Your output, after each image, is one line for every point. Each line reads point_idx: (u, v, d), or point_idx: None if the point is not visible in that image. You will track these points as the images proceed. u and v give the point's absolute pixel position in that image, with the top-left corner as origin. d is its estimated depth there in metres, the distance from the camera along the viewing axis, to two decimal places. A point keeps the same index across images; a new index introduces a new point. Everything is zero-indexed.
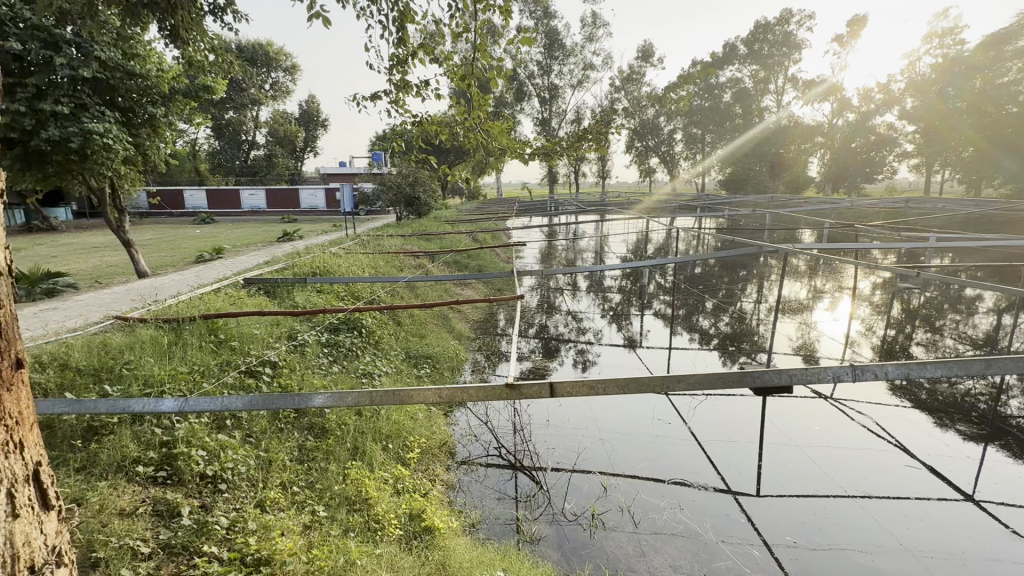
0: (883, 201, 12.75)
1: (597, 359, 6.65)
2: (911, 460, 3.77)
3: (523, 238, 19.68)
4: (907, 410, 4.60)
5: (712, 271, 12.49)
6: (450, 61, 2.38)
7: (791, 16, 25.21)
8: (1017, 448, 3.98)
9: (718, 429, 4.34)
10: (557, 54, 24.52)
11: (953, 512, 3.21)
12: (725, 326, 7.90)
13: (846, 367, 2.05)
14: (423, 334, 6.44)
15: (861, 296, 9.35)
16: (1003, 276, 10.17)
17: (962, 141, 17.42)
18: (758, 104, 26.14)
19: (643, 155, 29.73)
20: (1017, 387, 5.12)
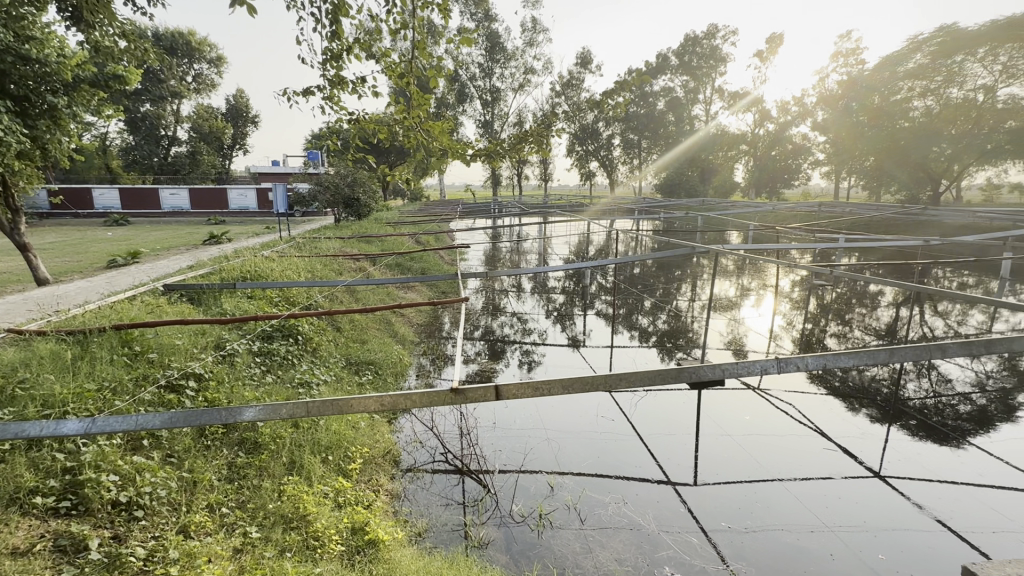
0: (799, 205, 13.87)
1: (542, 360, 6.74)
2: (828, 443, 4.12)
3: (467, 240, 19.62)
4: (823, 397, 5.01)
5: (650, 271, 13.03)
6: (388, 58, 2.33)
7: (716, 31, 26.86)
8: (914, 426, 4.44)
9: (658, 423, 4.51)
10: (498, 57, 24.64)
11: (864, 488, 3.53)
12: (662, 323, 8.27)
13: (773, 360, 2.17)
14: (365, 339, 6.24)
15: (782, 293, 10.09)
16: (900, 272, 11.36)
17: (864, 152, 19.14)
18: (689, 112, 27.58)
19: (583, 159, 30.50)
20: (912, 372, 5.74)
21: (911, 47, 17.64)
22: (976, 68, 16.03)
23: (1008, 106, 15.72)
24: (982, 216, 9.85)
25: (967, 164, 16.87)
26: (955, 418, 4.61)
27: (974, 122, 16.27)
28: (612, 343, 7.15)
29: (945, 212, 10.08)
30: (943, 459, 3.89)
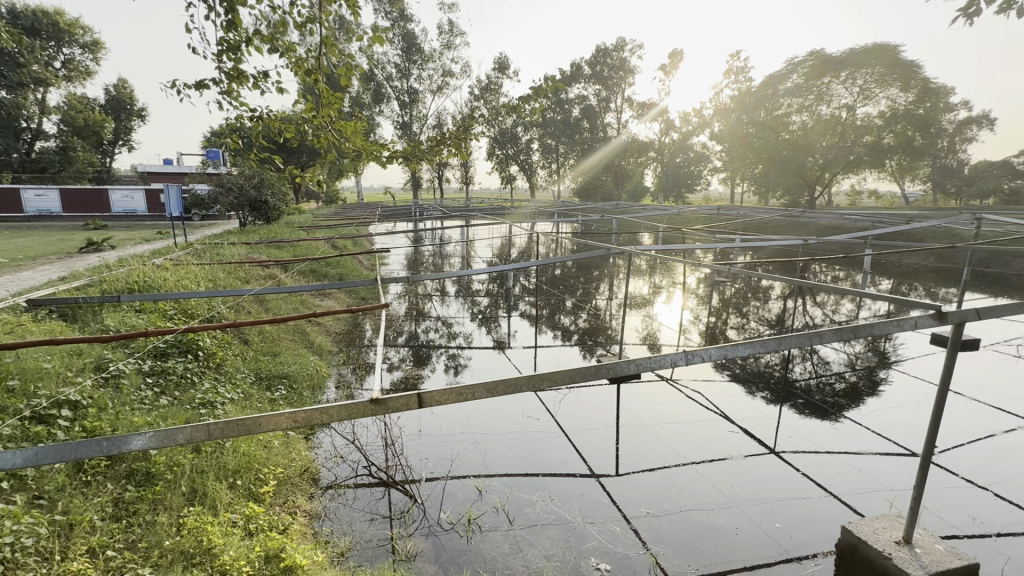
0: (701, 209, 15.05)
1: (469, 363, 6.71)
2: (731, 426, 4.50)
3: (388, 244, 19.06)
4: (726, 384, 5.49)
5: (570, 272, 13.48)
6: (293, 53, 2.22)
7: (625, 44, 28.46)
8: (801, 405, 5.00)
9: (581, 418, 4.67)
10: (415, 58, 24.20)
11: (762, 464, 3.90)
12: (583, 322, 8.59)
13: (680, 354, 2.32)
14: (277, 352, 5.83)
15: (689, 290, 10.89)
16: (786, 269, 12.75)
17: (754, 159, 21.05)
18: (603, 119, 28.88)
19: (503, 163, 30.61)
20: (798, 356, 6.48)
21: (790, 68, 19.99)
22: (840, 89, 18.42)
23: (865, 123, 18.24)
24: (847, 219, 11.36)
25: (835, 172, 19.31)
26: (833, 395, 5.26)
27: (840, 137, 18.67)
28: (536, 343, 7.30)
29: (818, 215, 11.48)
30: (824, 432, 4.41)
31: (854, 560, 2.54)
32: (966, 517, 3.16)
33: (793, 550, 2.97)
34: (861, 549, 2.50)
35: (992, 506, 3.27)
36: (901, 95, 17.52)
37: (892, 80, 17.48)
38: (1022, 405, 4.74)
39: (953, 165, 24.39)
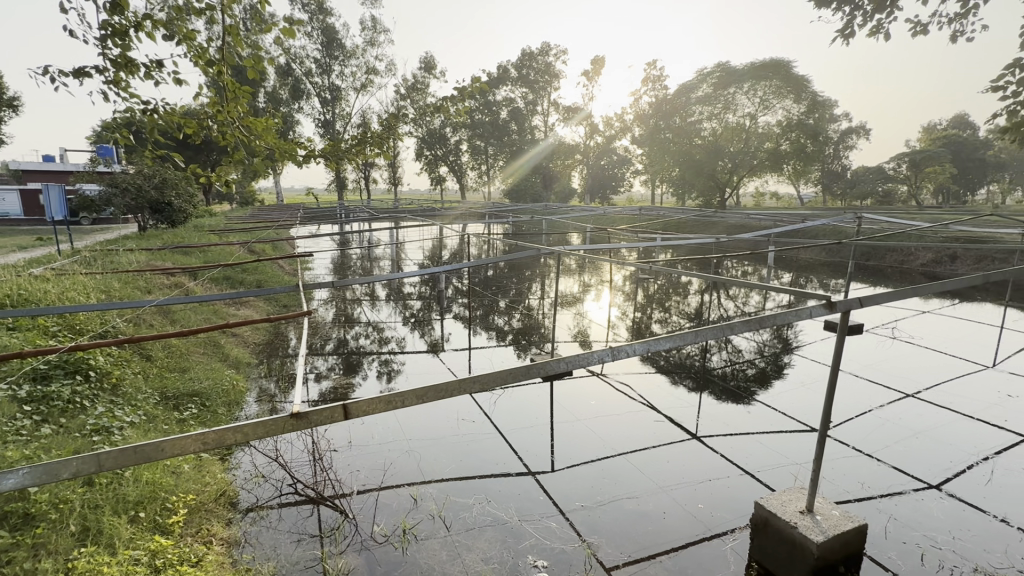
0: (625, 209, 15.73)
1: (402, 368, 6.55)
2: (657, 415, 4.74)
3: (312, 247, 18.15)
4: (652, 376, 5.79)
5: (503, 273, 13.58)
6: (193, 41, 2.06)
7: (549, 49, 29.15)
8: (718, 391, 5.39)
9: (516, 418, 4.71)
10: (336, 53, 23.22)
11: (685, 449, 4.14)
12: (516, 322, 8.69)
13: (608, 350, 2.39)
14: (186, 368, 5.34)
15: (616, 287, 11.34)
16: (702, 265, 13.68)
17: (668, 166, 22.30)
18: (530, 122, 29.31)
19: (432, 164, 29.95)
20: (714, 346, 6.96)
21: (698, 79, 21.46)
22: (744, 99, 20.08)
23: (765, 131, 20.01)
24: (753, 219, 12.41)
25: (742, 175, 20.97)
26: (745, 380, 5.72)
27: (744, 142, 20.31)
28: (470, 345, 7.27)
29: (728, 215, 12.43)
30: (738, 415, 4.77)
31: (766, 533, 2.76)
32: (857, 483, 3.55)
33: (714, 528, 3.18)
34: (772, 521, 2.71)
35: (876, 470, 3.70)
36: (795, 106, 19.49)
37: (787, 92, 19.46)
38: (898, 380, 5.42)
39: (838, 170, 27.44)
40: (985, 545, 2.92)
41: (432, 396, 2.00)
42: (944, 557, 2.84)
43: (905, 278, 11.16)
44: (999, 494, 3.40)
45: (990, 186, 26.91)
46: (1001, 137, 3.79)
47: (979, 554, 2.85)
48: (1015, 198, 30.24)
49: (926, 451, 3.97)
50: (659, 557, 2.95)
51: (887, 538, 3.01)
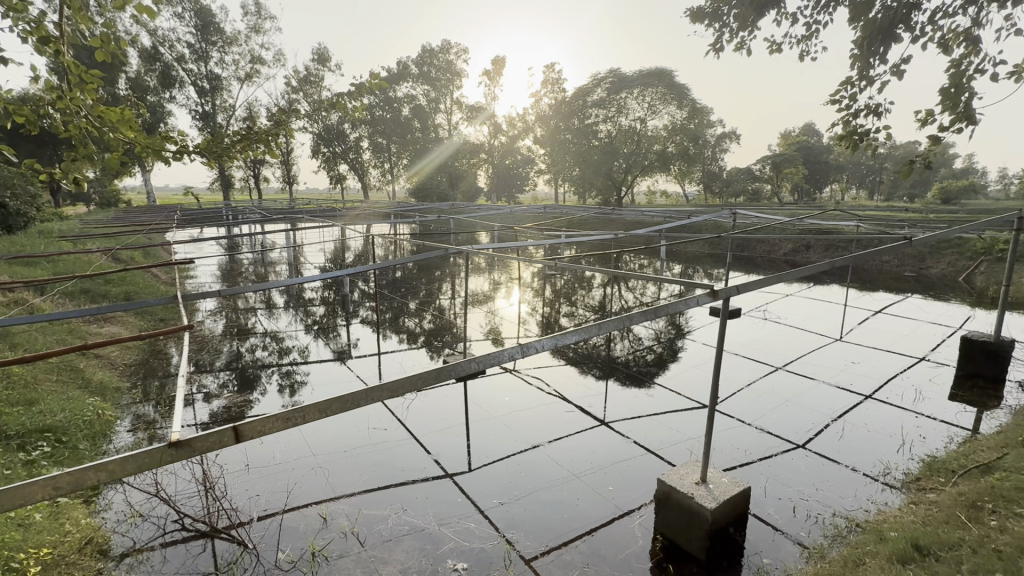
0: (531, 208, 16.04)
1: (306, 379, 6.14)
2: (568, 406, 4.93)
3: (192, 252, 16.31)
4: (562, 368, 6.01)
5: (411, 274, 13.27)
6: (23, 14, 1.77)
7: (450, 47, 28.99)
8: (623, 377, 5.74)
9: (430, 421, 4.63)
10: (213, 39, 21.02)
11: (595, 436, 4.34)
12: (428, 323, 8.54)
13: (517, 347, 2.41)
14: (34, 400, 4.54)
15: (525, 284, 11.60)
16: (604, 260, 14.46)
17: (571, 163, 23.07)
18: (433, 120, 28.86)
19: (331, 162, 28.08)
20: (618, 335, 7.39)
21: (593, 83, 22.71)
22: (634, 104, 21.57)
23: (654, 134, 21.62)
24: (646, 215, 13.39)
25: (636, 175, 22.41)
26: (646, 365, 6.16)
27: (636, 144, 21.81)
28: (380, 350, 7.01)
29: (625, 212, 13.27)
30: (640, 398, 5.13)
31: (667, 506, 2.97)
32: (740, 450, 3.97)
33: (621, 507, 3.38)
34: (673, 495, 2.93)
35: (756, 437, 4.18)
36: (678, 112, 21.30)
37: (671, 99, 21.22)
38: (770, 356, 6.17)
39: (716, 170, 30.51)
40: (840, 492, 3.43)
41: (341, 408, 1.89)
42: (810, 506, 3.28)
43: (773, 266, 12.75)
44: (849, 447, 4.01)
45: (832, 185, 31.70)
46: (838, 144, 4.39)
47: (836, 501, 3.33)
48: (850, 196, 35.88)
49: (794, 416, 4.56)
50: (575, 542, 3.07)
51: (767, 496, 3.40)
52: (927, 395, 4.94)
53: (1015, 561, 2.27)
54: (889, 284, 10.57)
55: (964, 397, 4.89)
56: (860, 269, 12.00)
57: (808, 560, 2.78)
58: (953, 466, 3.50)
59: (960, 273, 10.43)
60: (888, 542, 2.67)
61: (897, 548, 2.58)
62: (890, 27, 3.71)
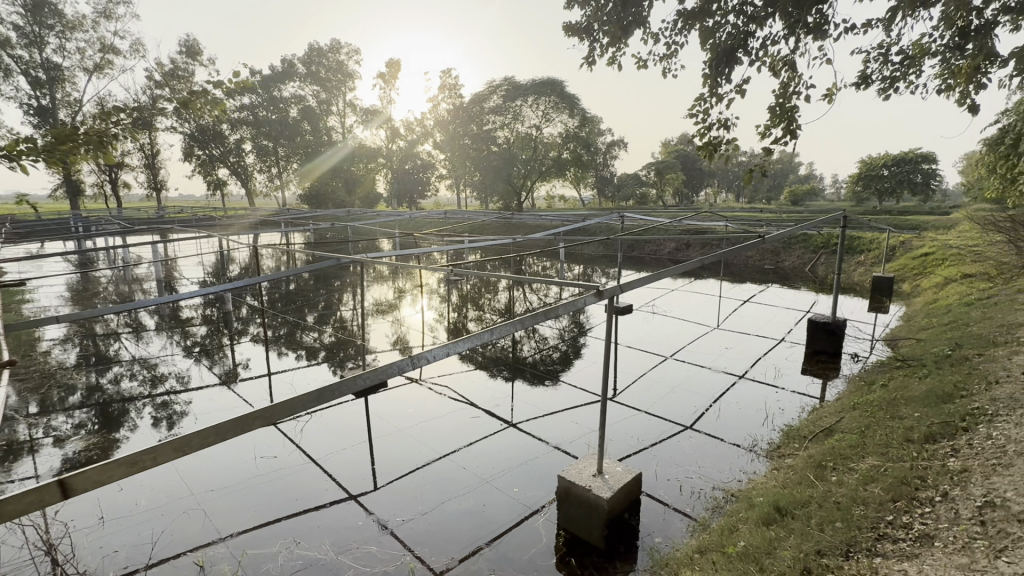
0: (433, 213, 15.86)
1: (187, 409, 5.46)
2: (473, 411, 4.91)
3: (31, 272, 13.77)
4: (471, 373, 6.00)
5: (307, 286, 12.44)
6: None
7: (341, 47, 27.77)
8: (531, 377, 5.87)
9: (327, 441, 4.34)
10: (50, 22, 17.96)
11: (502, 439, 4.37)
12: (328, 336, 8.06)
13: (407, 359, 2.31)
14: None
15: (431, 290, 11.42)
16: (508, 264, 14.72)
17: (471, 169, 23.19)
18: (325, 123, 27.36)
19: (207, 166, 25.35)
20: (525, 337, 7.55)
21: (489, 90, 23.15)
22: (529, 112, 22.41)
23: (550, 141, 22.52)
24: (545, 219, 13.89)
25: (535, 180, 23.15)
26: (552, 364, 6.38)
27: (534, 150, 22.56)
28: (274, 370, 6.45)
29: (526, 217, 13.65)
30: (545, 396, 5.27)
31: (568, 501, 3.06)
32: (636, 438, 4.25)
33: (528, 507, 3.44)
34: (572, 489, 3.03)
35: (649, 424, 4.51)
36: (570, 120, 22.39)
37: (563, 107, 22.26)
38: (661, 346, 6.71)
39: (608, 175, 32.55)
40: (718, 466, 3.80)
41: (201, 444, 1.67)
42: (694, 483, 3.60)
43: (659, 264, 13.91)
44: (726, 423, 4.48)
45: (705, 189, 35.43)
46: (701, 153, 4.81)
47: (715, 475, 3.69)
48: (722, 198, 40.35)
49: (681, 401, 4.98)
50: (482, 550, 3.05)
51: (658, 478, 3.67)
52: (785, 372, 5.67)
53: (851, 509, 2.68)
54: (754, 276, 12.03)
55: (812, 371, 5.69)
56: (731, 263, 13.49)
57: (693, 533, 3.04)
58: (804, 432, 4.05)
59: (807, 264, 12.21)
60: (756, 507, 3.01)
61: (763, 511, 2.91)
62: (731, 51, 3.96)
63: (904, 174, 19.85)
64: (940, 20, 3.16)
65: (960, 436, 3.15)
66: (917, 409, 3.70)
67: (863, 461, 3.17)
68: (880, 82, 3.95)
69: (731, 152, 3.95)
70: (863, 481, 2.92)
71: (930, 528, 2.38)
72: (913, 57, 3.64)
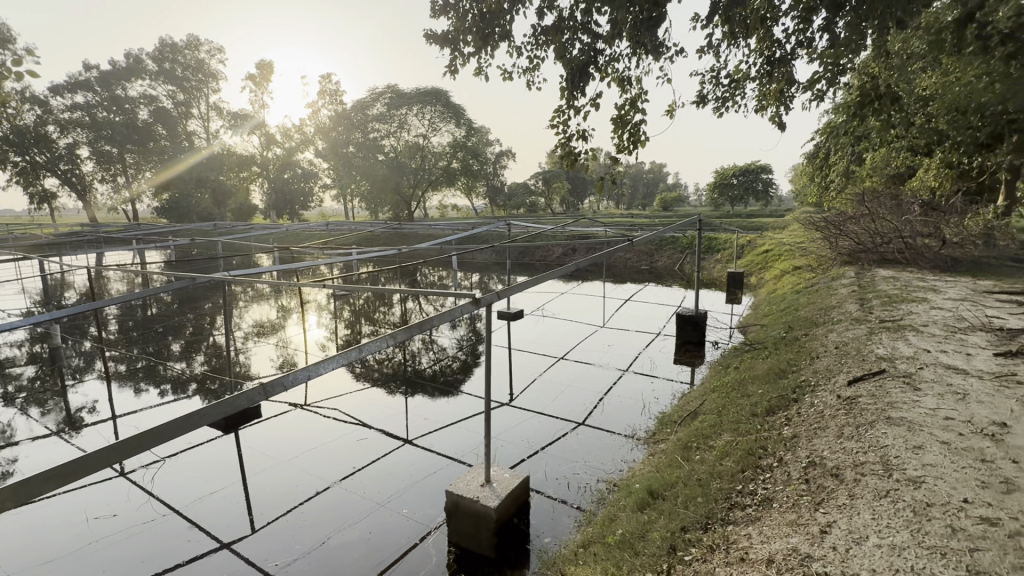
0: (317, 225, 14.91)
1: (11, 467, 4.47)
2: (361, 432, 4.65)
3: None
4: (363, 391, 5.69)
5: (170, 309, 10.93)
6: None
7: (200, 44, 25.14)
8: (430, 389, 5.74)
9: (187, 487, 3.81)
10: None
11: (394, 459, 4.18)
12: (198, 365, 7.14)
13: (266, 387, 2.06)
14: None
15: (319, 307, 10.70)
16: (402, 275, 14.32)
17: (356, 180, 22.12)
18: (184, 127, 24.43)
19: (29, 175, 21.19)
20: (421, 348, 7.38)
21: (373, 97, 22.50)
22: (415, 121, 22.17)
23: (438, 150, 22.41)
24: (437, 228, 13.76)
25: (426, 189, 22.85)
26: (450, 374, 6.30)
27: (422, 159, 22.24)
28: (132, 409, 5.55)
29: (417, 227, 13.40)
30: (440, 409, 5.16)
31: (457, 515, 3.02)
32: (528, 442, 4.32)
33: (421, 527, 3.32)
34: (460, 503, 3.00)
35: (541, 425, 4.63)
36: (457, 130, 22.56)
37: (449, 117, 22.35)
38: (552, 348, 6.97)
39: (498, 185, 33.25)
40: (603, 459, 4.00)
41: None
42: (580, 479, 3.75)
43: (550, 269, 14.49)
44: (611, 417, 4.75)
45: (588, 198, 37.75)
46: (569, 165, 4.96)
47: (600, 468, 3.88)
48: (603, 206, 43.26)
49: (571, 399, 5.19)
50: None
51: (547, 479, 3.76)
52: (660, 363, 6.21)
53: (710, 483, 2.97)
54: (633, 276, 13.04)
55: (682, 360, 6.29)
56: (613, 265, 14.50)
57: (578, 529, 3.15)
58: (676, 417, 4.45)
59: (677, 264, 13.56)
60: (633, 493, 3.22)
61: (638, 497, 3.13)
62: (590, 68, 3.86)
63: (748, 183, 23.00)
64: (754, 50, 3.66)
65: (791, 406, 3.71)
66: (761, 386, 4.27)
67: (720, 438, 3.55)
68: (715, 101, 4.48)
69: (587, 164, 3.99)
70: (719, 456, 3.26)
71: (769, 491, 2.73)
72: (738, 81, 4.18)
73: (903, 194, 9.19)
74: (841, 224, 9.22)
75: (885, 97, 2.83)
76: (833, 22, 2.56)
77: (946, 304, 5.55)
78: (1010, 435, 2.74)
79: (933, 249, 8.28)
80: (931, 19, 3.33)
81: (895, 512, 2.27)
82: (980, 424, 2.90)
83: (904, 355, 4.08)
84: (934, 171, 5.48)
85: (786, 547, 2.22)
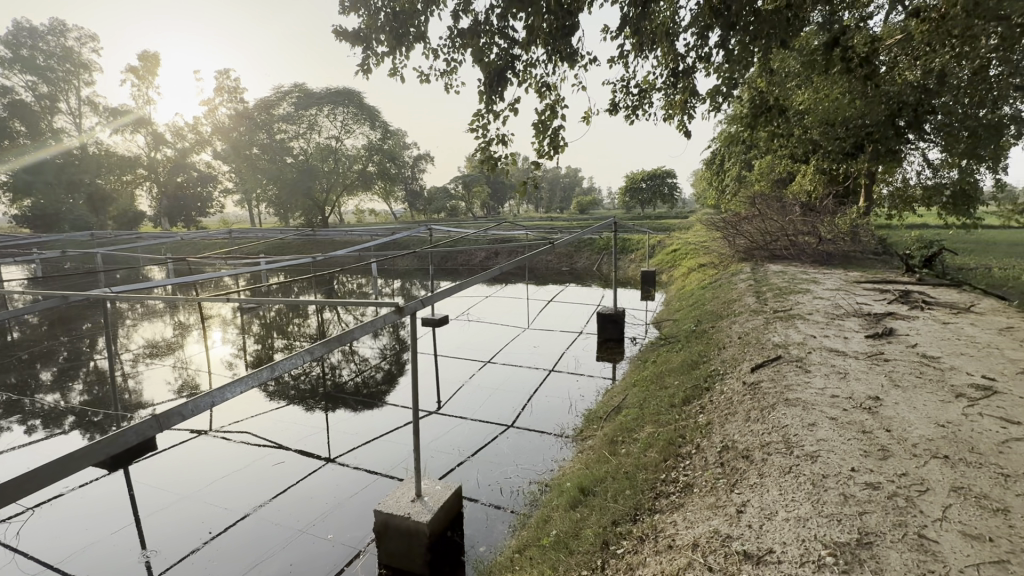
0: (217, 232, 13.67)
1: None
2: (277, 455, 4.31)
3: None
4: (279, 410, 5.30)
5: (37, 333, 9.42)
6: None
7: (66, 29, 22.12)
8: (352, 402, 5.48)
9: (66, 537, 3.30)
10: None
11: (316, 480, 3.92)
12: (76, 395, 6.24)
13: (170, 414, 1.82)
14: None
15: (224, 322, 9.83)
16: (318, 284, 13.57)
17: (261, 183, 20.54)
18: (48, 123, 21.30)
19: None
20: (342, 361, 7.05)
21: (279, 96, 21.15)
22: (326, 122, 21.13)
23: (352, 152, 21.47)
24: (354, 234, 13.21)
25: (340, 194, 21.85)
26: (374, 385, 6.05)
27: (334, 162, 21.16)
28: None
29: (332, 233, 12.75)
30: (364, 423, 4.94)
31: (387, 534, 2.89)
32: (458, 450, 4.25)
33: (348, 550, 3.14)
34: (390, 521, 2.88)
35: (471, 431, 4.59)
36: (372, 132, 21.83)
37: (363, 119, 21.57)
38: (478, 352, 6.94)
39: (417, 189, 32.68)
40: (533, 460, 4.04)
41: None
42: (511, 483, 3.75)
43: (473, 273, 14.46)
44: (539, 417, 4.82)
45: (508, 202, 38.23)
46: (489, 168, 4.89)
47: (530, 469, 3.91)
48: (523, 209, 43.95)
49: (499, 402, 5.20)
50: None
51: (478, 486, 3.73)
52: (583, 361, 6.42)
53: (637, 475, 3.11)
54: (554, 278, 13.40)
55: (603, 357, 6.56)
56: (534, 267, 14.79)
57: (511, 533, 3.16)
58: (601, 413, 4.61)
59: (594, 264, 14.15)
60: (565, 492, 3.30)
61: (570, 496, 3.20)
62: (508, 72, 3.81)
63: (655, 187, 24.59)
64: (660, 62, 3.88)
65: (704, 395, 3.99)
66: (677, 377, 4.55)
67: (643, 431, 3.73)
68: (626, 109, 4.72)
69: (508, 168, 3.99)
70: (644, 448, 3.43)
71: (689, 478, 2.91)
72: (645, 90, 4.45)
73: (786, 197, 10.31)
74: (737, 224, 10.15)
75: (772, 108, 3.24)
76: (726, 40, 2.78)
77: (825, 293, 6.30)
78: (882, 407, 3.15)
79: (812, 244, 9.35)
80: (802, 42, 3.79)
81: (798, 486, 2.51)
82: (859, 399, 3.31)
83: (794, 341, 4.56)
84: (810, 176, 6.21)
85: (708, 529, 2.37)
